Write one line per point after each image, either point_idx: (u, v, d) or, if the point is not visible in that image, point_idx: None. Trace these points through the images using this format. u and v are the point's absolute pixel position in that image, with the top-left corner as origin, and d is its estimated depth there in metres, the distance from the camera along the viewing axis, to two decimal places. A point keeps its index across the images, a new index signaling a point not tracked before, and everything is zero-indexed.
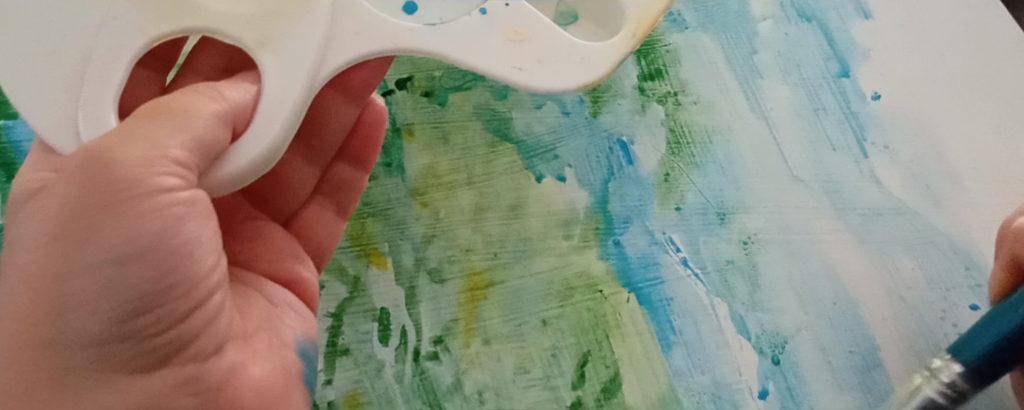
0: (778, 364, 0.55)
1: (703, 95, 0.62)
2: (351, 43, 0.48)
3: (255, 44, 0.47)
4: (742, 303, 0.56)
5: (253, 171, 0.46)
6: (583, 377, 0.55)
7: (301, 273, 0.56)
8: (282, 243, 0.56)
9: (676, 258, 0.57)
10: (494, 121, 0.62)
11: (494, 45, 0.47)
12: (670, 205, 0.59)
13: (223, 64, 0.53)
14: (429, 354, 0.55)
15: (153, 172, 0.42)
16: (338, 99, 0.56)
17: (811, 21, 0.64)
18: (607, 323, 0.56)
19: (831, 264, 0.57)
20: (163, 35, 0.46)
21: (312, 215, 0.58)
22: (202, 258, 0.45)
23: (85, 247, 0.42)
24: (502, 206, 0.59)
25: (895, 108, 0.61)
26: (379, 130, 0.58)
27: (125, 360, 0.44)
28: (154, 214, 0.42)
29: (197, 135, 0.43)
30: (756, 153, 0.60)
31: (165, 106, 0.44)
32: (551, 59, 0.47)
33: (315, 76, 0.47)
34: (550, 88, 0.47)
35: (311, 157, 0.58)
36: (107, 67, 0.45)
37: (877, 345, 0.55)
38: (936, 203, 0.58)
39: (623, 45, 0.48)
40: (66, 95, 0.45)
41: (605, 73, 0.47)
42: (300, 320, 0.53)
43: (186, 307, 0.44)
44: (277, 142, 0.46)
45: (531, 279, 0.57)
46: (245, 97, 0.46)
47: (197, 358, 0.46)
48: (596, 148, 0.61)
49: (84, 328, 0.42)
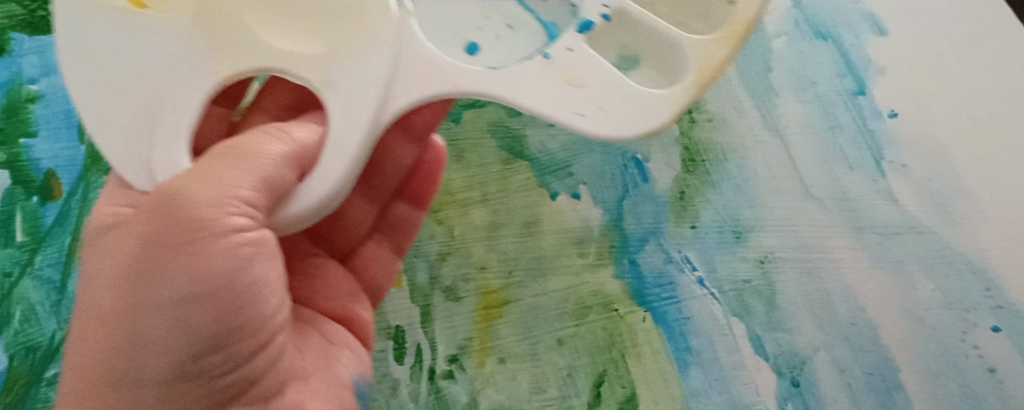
0: (797, 385, 0.55)
1: (718, 112, 0.61)
2: (414, 85, 0.47)
3: (322, 85, 0.46)
4: (760, 323, 0.56)
5: (316, 213, 0.46)
6: (599, 397, 0.56)
7: (358, 312, 0.56)
8: (339, 281, 0.57)
9: (692, 277, 0.57)
10: (508, 139, 0.61)
11: (555, 89, 0.46)
12: (685, 224, 0.59)
13: (289, 103, 0.53)
14: (444, 373, 0.56)
15: (223, 212, 0.43)
16: (400, 139, 0.55)
17: (827, 39, 0.63)
18: (623, 342, 0.57)
19: (848, 283, 0.57)
20: (236, 75, 0.46)
21: (369, 253, 0.58)
22: (269, 300, 0.46)
23: (160, 288, 0.43)
24: (516, 223, 0.59)
25: (912, 125, 0.60)
26: (438, 169, 0.58)
27: (195, 396, 0.46)
28: (224, 256, 0.43)
29: (267, 175, 0.44)
30: (772, 172, 0.59)
31: (237, 147, 0.44)
32: (612, 105, 0.46)
33: (377, 119, 0.46)
34: (612, 135, 0.46)
35: (370, 195, 0.57)
36: (179, 107, 0.46)
37: (896, 367, 0.55)
38: (955, 222, 0.57)
39: (685, 92, 0.46)
40: (142, 137, 0.46)
41: (667, 121, 0.46)
42: (356, 358, 0.54)
43: (251, 347, 0.46)
44: (339, 186, 0.45)
45: (546, 297, 0.57)
46: (311, 138, 0.46)
47: (261, 396, 0.48)
48: (610, 166, 0.60)
49: (158, 365, 0.44)
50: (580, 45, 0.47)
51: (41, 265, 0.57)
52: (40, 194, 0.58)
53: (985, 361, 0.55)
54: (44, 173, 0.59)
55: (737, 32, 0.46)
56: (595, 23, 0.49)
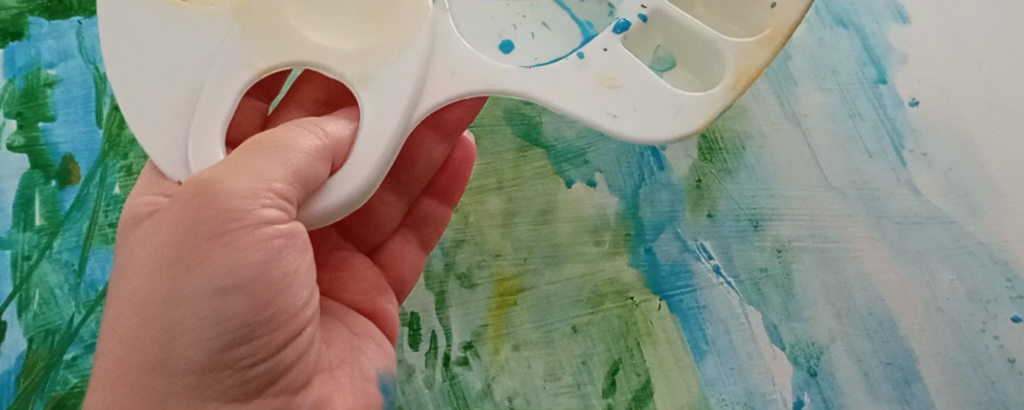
0: (814, 375, 0.55)
1: (735, 100, 0.60)
2: (447, 83, 0.47)
3: (356, 80, 0.46)
4: (777, 313, 0.56)
5: (347, 206, 0.46)
6: (614, 385, 0.56)
7: (384, 306, 0.55)
8: (367, 274, 0.55)
9: (708, 265, 0.57)
10: (523, 126, 0.61)
11: (587, 89, 0.47)
12: (702, 212, 0.58)
13: (323, 97, 0.53)
14: (458, 360, 0.57)
15: (257, 203, 0.42)
16: (432, 135, 0.54)
17: (847, 27, 0.61)
18: (638, 330, 0.56)
19: (866, 274, 0.56)
20: (270, 68, 0.46)
21: (396, 248, 0.56)
22: (298, 292, 0.45)
23: (192, 276, 0.42)
24: (532, 211, 0.59)
25: (933, 115, 0.59)
26: (467, 167, 0.57)
27: (222, 390, 0.44)
28: (257, 246, 0.42)
29: (300, 168, 0.43)
30: (790, 160, 0.59)
31: (269, 140, 0.44)
32: (646, 108, 0.46)
33: (409, 116, 0.46)
34: (643, 137, 0.46)
35: (400, 191, 0.56)
36: (216, 99, 0.46)
37: (915, 358, 0.55)
38: (976, 213, 0.56)
39: (720, 97, 0.46)
40: (178, 130, 0.46)
41: (702, 125, 0.46)
42: (381, 352, 0.53)
43: (281, 339, 0.44)
44: (370, 180, 0.46)
45: (562, 285, 0.57)
46: (343, 132, 0.46)
47: (287, 391, 0.46)
48: (627, 153, 0.60)
49: (187, 355, 0.42)
50: (615, 46, 0.47)
51: (59, 249, 0.58)
52: (58, 178, 0.59)
53: (1005, 352, 0.54)
54: (62, 157, 0.59)
55: (774, 38, 0.46)
56: (633, 23, 0.49)
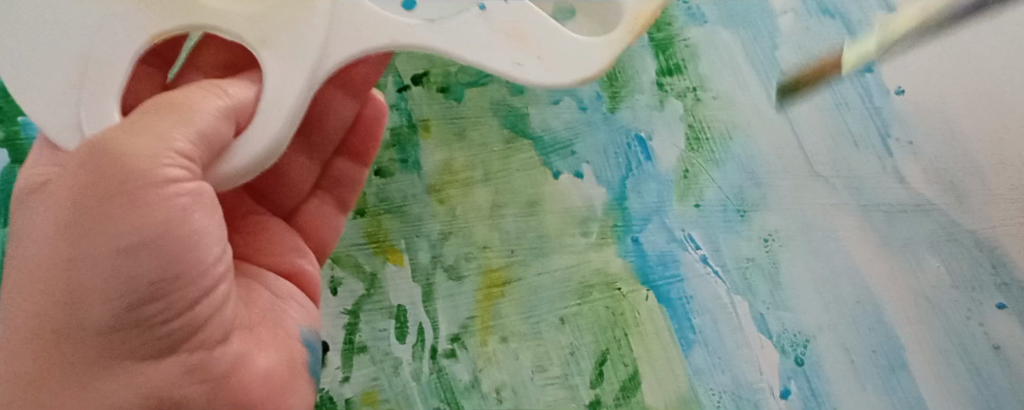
0: (801, 365, 0.55)
1: (723, 90, 0.60)
2: (350, 40, 0.45)
3: (256, 42, 0.45)
4: (764, 302, 0.56)
5: (257, 165, 0.45)
6: (602, 375, 0.56)
7: (303, 265, 0.55)
8: (283, 237, 0.55)
9: (696, 255, 0.57)
10: (510, 117, 0.60)
11: (493, 41, 0.45)
12: (689, 202, 0.58)
13: (226, 61, 0.51)
14: (446, 352, 0.57)
15: (156, 163, 0.41)
16: (338, 94, 0.54)
17: (834, 17, 0.61)
18: (626, 321, 0.56)
19: (855, 262, 0.56)
20: (164, 33, 0.45)
21: (312, 211, 0.56)
22: (209, 249, 0.44)
23: (93, 236, 0.41)
24: (519, 202, 0.59)
25: (920, 104, 0.58)
26: (380, 126, 0.56)
27: (134, 348, 0.44)
28: (162, 205, 0.41)
29: (203, 128, 0.42)
30: (778, 149, 0.59)
31: (171, 101, 0.43)
32: (557, 51, 0.44)
33: (315, 72, 0.45)
34: (545, 84, 0.45)
35: (311, 150, 0.55)
36: (107, 66, 0.44)
37: (901, 345, 0.55)
38: (962, 201, 0.56)
39: (620, 39, 0.44)
40: (69, 98, 0.44)
41: (602, 68, 0.44)
42: (303, 311, 0.53)
43: (192, 296, 0.43)
44: (279, 140, 0.45)
45: (548, 277, 0.57)
46: (246, 95, 0.45)
47: (204, 347, 0.45)
48: (615, 144, 0.60)
49: (94, 317, 0.42)
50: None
51: None
52: None
53: (991, 339, 0.55)
54: None
55: None
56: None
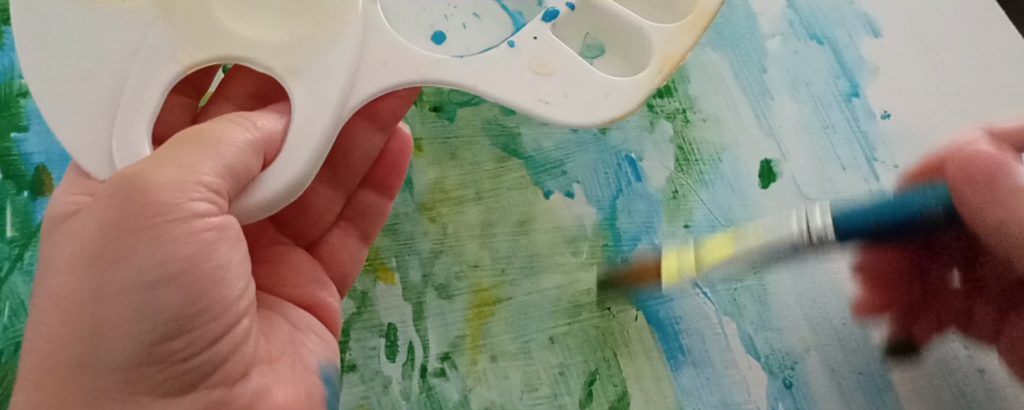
0: (789, 387, 0.55)
1: (712, 112, 0.62)
2: (378, 72, 0.48)
3: (284, 72, 0.47)
4: (751, 323, 0.56)
5: (281, 199, 0.46)
6: (591, 395, 0.55)
7: (325, 298, 0.55)
8: (307, 268, 0.56)
9: (685, 276, 0.57)
10: (502, 136, 0.62)
11: (521, 76, 0.48)
12: (678, 223, 0.59)
13: (253, 90, 0.52)
14: (436, 371, 0.56)
15: (185, 197, 0.42)
16: (365, 126, 0.55)
17: (822, 42, 0.63)
18: (615, 341, 0.56)
19: (838, 284, 0.57)
20: (196, 61, 0.47)
21: (335, 242, 0.57)
22: (232, 284, 0.44)
23: (119, 269, 0.41)
24: (510, 221, 0.59)
25: (905, 126, 0.60)
26: (404, 157, 0.58)
27: (154, 383, 0.43)
28: (188, 240, 0.42)
29: (230, 161, 0.43)
30: (771, 172, 0.60)
31: (198, 132, 0.43)
32: (579, 92, 0.47)
33: (341, 105, 0.47)
34: (577, 121, 0.47)
35: (336, 183, 0.57)
36: (138, 94, 0.45)
37: (886, 368, 0.55)
38: None
39: (648, 80, 0.48)
40: (101, 126, 0.45)
41: (630, 108, 0.47)
42: (322, 344, 0.53)
43: (214, 331, 0.44)
44: (304, 172, 0.46)
45: (539, 296, 0.57)
46: (275, 126, 0.46)
47: (225, 381, 0.45)
48: (604, 164, 0.61)
49: (115, 350, 0.42)
50: (545, 33, 0.49)
51: (30, 260, 0.57)
52: (29, 188, 0.58)
53: (975, 362, 0.55)
54: (35, 167, 0.58)
55: (698, 25, 0.49)
56: (561, 12, 0.51)
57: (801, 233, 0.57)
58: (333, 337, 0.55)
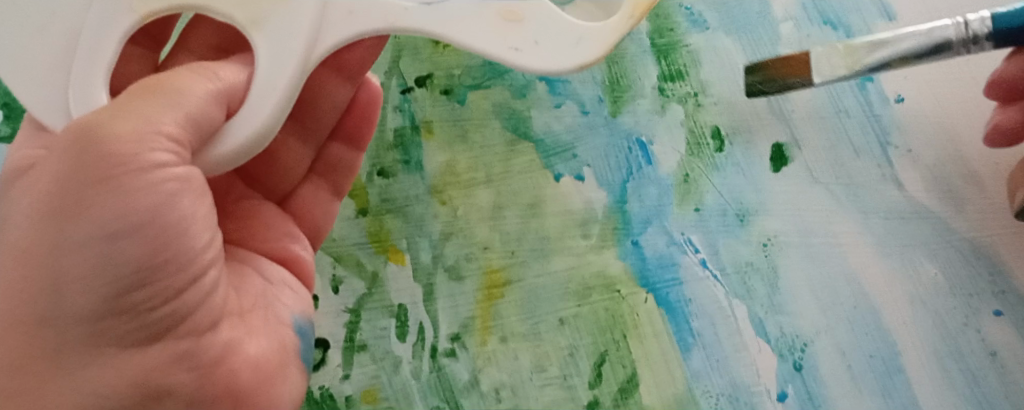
0: (800, 369, 0.55)
1: (723, 96, 0.61)
2: (342, 22, 0.46)
3: (248, 23, 0.46)
4: (762, 305, 0.56)
5: (247, 151, 0.45)
6: (600, 376, 0.56)
7: (297, 252, 0.55)
8: (275, 221, 0.55)
9: (695, 259, 0.57)
10: (512, 119, 0.62)
11: (486, 25, 0.46)
12: (688, 206, 0.59)
13: (216, 43, 0.51)
14: (446, 351, 0.57)
15: (145, 148, 0.41)
16: (333, 78, 0.54)
17: (836, 28, 0.62)
18: (624, 323, 0.57)
19: (851, 268, 0.56)
20: (153, 14, 0.46)
21: (308, 193, 0.57)
22: (197, 235, 0.44)
23: (79, 220, 0.41)
24: (521, 204, 0.59)
25: (916, 112, 0.59)
26: (373, 108, 0.57)
27: (119, 337, 0.43)
28: (147, 190, 0.42)
29: (191, 111, 0.42)
30: (782, 156, 0.59)
31: (158, 83, 0.43)
32: (549, 39, 0.46)
33: (307, 57, 0.46)
34: (545, 69, 0.46)
35: (305, 137, 0.56)
36: (94, 45, 0.45)
37: (898, 351, 0.55)
38: (961, 208, 0.57)
39: (619, 26, 0.46)
40: (56, 79, 0.44)
41: (602, 54, 0.46)
42: (296, 298, 0.53)
43: (181, 283, 0.44)
44: (271, 122, 0.45)
45: (549, 278, 0.57)
46: (238, 78, 0.45)
47: (193, 334, 0.45)
48: (615, 148, 0.61)
49: (79, 303, 0.42)
50: None
51: None
52: None
53: (987, 345, 0.54)
54: None
55: None
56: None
57: (959, 29, 0.53)
58: (306, 290, 0.55)
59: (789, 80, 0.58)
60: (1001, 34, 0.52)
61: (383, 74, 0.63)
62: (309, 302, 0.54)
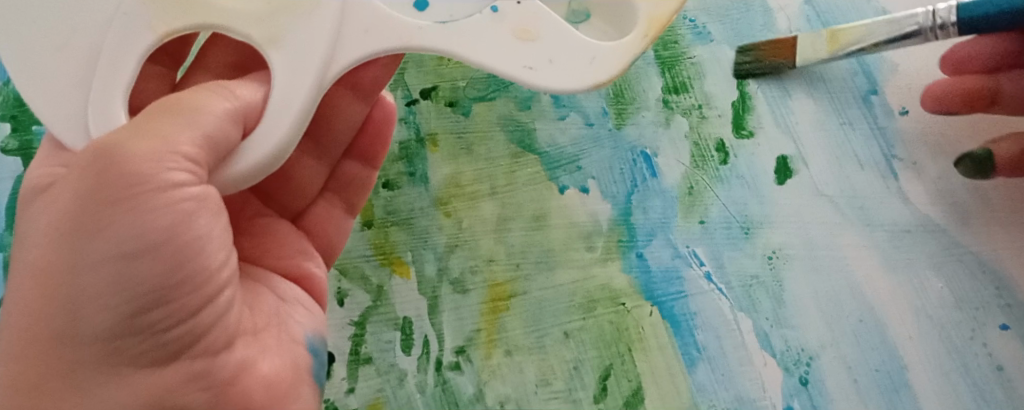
0: (805, 384, 0.55)
1: (728, 109, 0.61)
2: (359, 40, 0.46)
3: (265, 42, 0.46)
4: (767, 319, 0.56)
5: (263, 169, 0.45)
6: (605, 390, 0.56)
7: (310, 269, 0.55)
8: (291, 238, 0.55)
9: (699, 272, 0.57)
10: (518, 132, 0.62)
11: (502, 43, 0.46)
12: (694, 219, 0.59)
13: (233, 60, 0.51)
14: (451, 364, 0.56)
15: (163, 168, 0.41)
16: (348, 95, 0.55)
17: None
18: (629, 336, 0.57)
19: (857, 281, 0.56)
20: (173, 32, 0.46)
21: (320, 212, 0.57)
22: (213, 254, 0.44)
23: (96, 240, 0.41)
24: (525, 217, 0.59)
25: (926, 125, 0.59)
26: (389, 125, 0.58)
27: (136, 355, 0.44)
28: (165, 210, 0.42)
29: (208, 130, 0.42)
30: (787, 168, 0.59)
31: (176, 103, 0.43)
32: (563, 58, 0.46)
33: (323, 74, 0.46)
34: (559, 88, 0.46)
35: (319, 154, 0.56)
36: (112, 63, 0.45)
37: (904, 365, 0.55)
38: (965, 220, 0.57)
39: (633, 45, 0.46)
40: (73, 97, 0.45)
41: (618, 73, 0.46)
42: (310, 316, 0.53)
43: (197, 301, 0.44)
44: (288, 140, 0.45)
45: (553, 290, 0.57)
46: (254, 96, 0.45)
47: (207, 352, 0.45)
48: (620, 160, 0.61)
49: (96, 323, 0.42)
50: None
51: None
52: None
53: (994, 360, 0.54)
54: None
55: None
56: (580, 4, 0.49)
57: (927, 17, 0.58)
58: (319, 308, 0.55)
59: (778, 65, 0.61)
60: (965, 23, 0.56)
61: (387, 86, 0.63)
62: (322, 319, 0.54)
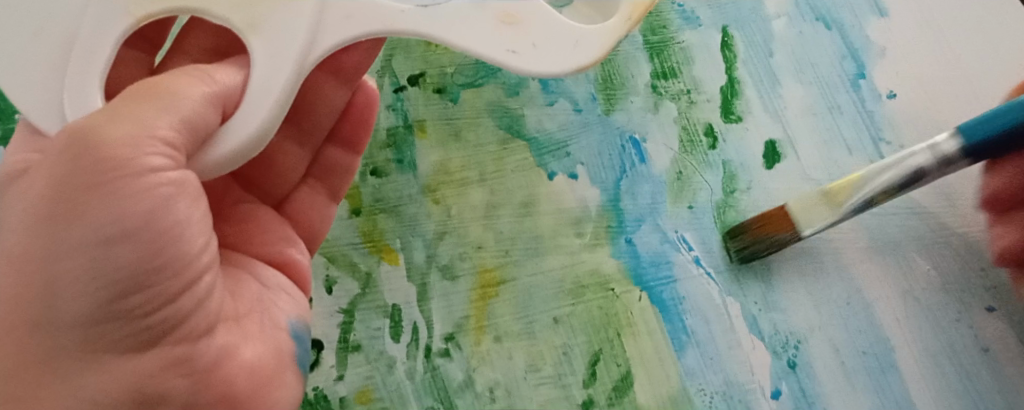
0: (794, 367, 0.55)
1: (717, 93, 0.61)
2: (341, 25, 0.46)
3: (244, 27, 0.45)
4: (755, 303, 0.56)
5: (243, 155, 0.45)
6: (595, 375, 0.55)
7: (293, 255, 0.55)
8: (272, 225, 0.56)
9: (688, 257, 0.57)
10: (506, 118, 0.62)
11: (484, 27, 0.46)
12: (682, 204, 0.59)
13: (212, 45, 0.51)
14: (440, 351, 0.56)
15: (140, 152, 0.41)
16: (329, 80, 0.54)
17: (830, 27, 0.63)
18: (618, 321, 0.56)
19: (845, 264, 0.57)
20: (150, 16, 0.46)
21: (303, 198, 0.57)
22: (192, 239, 0.44)
23: (72, 225, 0.41)
24: (514, 204, 0.59)
25: (912, 108, 0.60)
26: (372, 110, 0.58)
27: (114, 341, 0.43)
28: (142, 195, 0.41)
29: (185, 114, 0.42)
30: (775, 153, 0.59)
31: (153, 86, 0.43)
32: (546, 43, 0.46)
33: (304, 59, 0.45)
34: (543, 72, 0.46)
35: (301, 140, 0.56)
36: (89, 48, 0.45)
37: (892, 347, 0.55)
38: (952, 202, 0.58)
39: (618, 29, 0.46)
40: (48, 82, 0.44)
41: (600, 57, 0.46)
42: (293, 302, 0.53)
43: (177, 287, 0.44)
44: (267, 124, 0.45)
45: (543, 277, 0.57)
46: (234, 80, 0.45)
47: (188, 338, 0.45)
48: (609, 146, 0.61)
49: (73, 309, 0.42)
50: None
51: None
52: None
53: (980, 341, 0.55)
54: None
55: None
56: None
57: (929, 152, 0.55)
58: (302, 294, 0.55)
59: None
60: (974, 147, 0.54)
61: (375, 73, 0.63)
62: (307, 307, 0.54)
